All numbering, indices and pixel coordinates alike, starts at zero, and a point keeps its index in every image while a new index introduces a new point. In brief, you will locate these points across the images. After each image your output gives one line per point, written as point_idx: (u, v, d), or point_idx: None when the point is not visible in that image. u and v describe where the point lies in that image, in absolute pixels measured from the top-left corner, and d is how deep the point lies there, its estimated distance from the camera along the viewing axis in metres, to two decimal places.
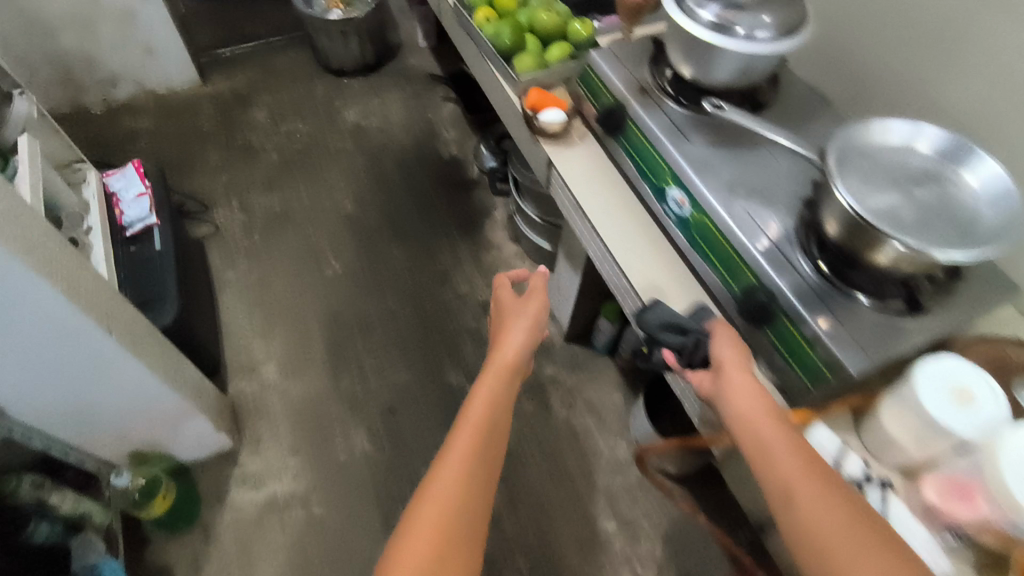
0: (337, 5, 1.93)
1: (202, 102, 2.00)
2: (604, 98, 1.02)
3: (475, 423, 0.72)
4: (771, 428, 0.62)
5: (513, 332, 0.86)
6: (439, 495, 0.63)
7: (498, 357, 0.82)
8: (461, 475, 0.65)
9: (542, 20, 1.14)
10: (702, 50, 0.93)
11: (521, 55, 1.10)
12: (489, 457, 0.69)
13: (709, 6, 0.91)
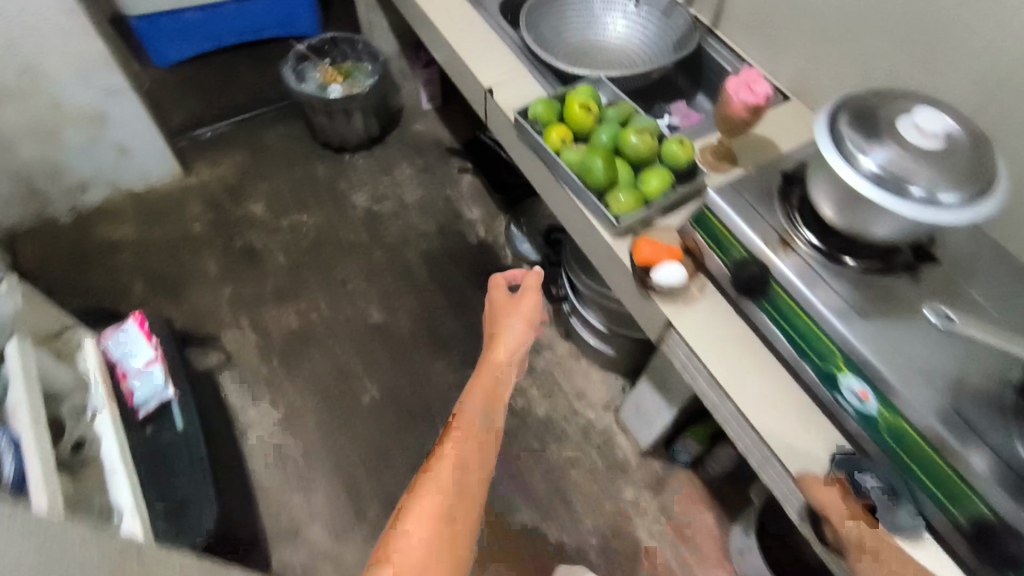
0: (335, 80, 1.73)
1: (189, 198, 1.76)
2: (734, 251, 0.85)
3: (473, 401, 0.82)
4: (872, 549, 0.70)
5: (499, 351, 0.89)
6: (446, 461, 0.72)
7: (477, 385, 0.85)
8: (460, 451, 0.74)
9: (632, 142, 0.96)
10: (863, 200, 0.77)
11: (615, 190, 0.93)
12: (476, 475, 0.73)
13: (873, 152, 0.75)
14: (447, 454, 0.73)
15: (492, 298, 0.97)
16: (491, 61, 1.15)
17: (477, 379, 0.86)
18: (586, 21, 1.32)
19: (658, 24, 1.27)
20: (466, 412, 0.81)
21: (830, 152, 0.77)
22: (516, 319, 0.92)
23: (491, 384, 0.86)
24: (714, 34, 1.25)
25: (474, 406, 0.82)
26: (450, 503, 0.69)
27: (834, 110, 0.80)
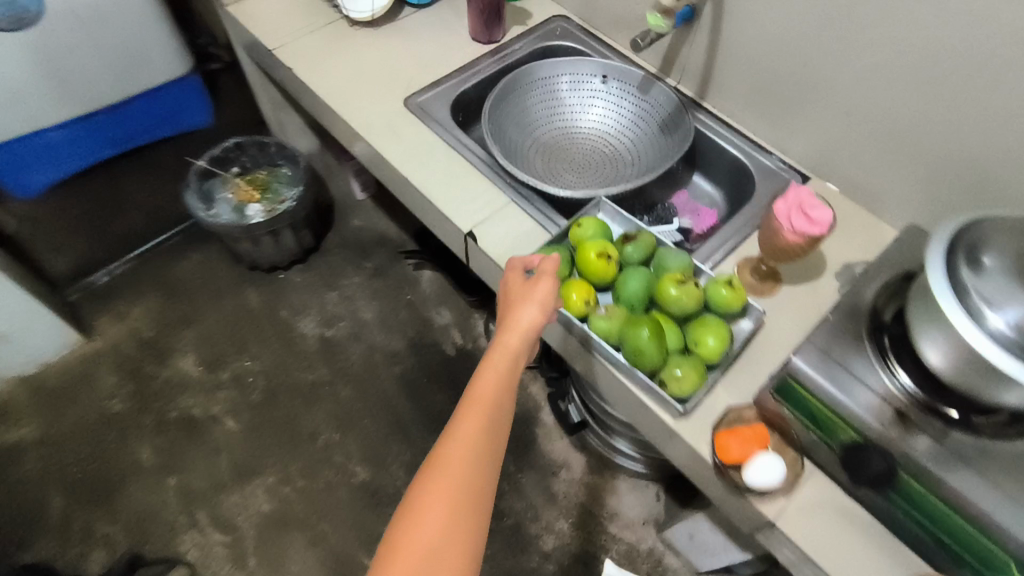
0: (252, 198, 1.45)
1: (100, 366, 1.45)
2: (844, 432, 0.69)
3: (477, 406, 0.65)
4: None
5: (508, 334, 0.70)
6: (432, 500, 0.58)
7: (479, 378, 0.67)
8: (452, 492, 0.59)
9: (674, 293, 0.78)
10: (981, 367, 0.62)
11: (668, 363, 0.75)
12: (472, 501, 0.59)
13: (1007, 310, 0.60)
14: (438, 489, 0.59)
15: (503, 282, 0.77)
16: (460, 197, 0.96)
17: (482, 367, 0.68)
18: (548, 106, 1.13)
19: (630, 102, 1.11)
20: (465, 422, 0.63)
21: (947, 297, 0.62)
22: (531, 301, 0.72)
23: (501, 379, 0.67)
24: (703, 106, 1.08)
25: (476, 407, 0.65)
26: (443, 539, 0.57)
27: (950, 242, 0.66)
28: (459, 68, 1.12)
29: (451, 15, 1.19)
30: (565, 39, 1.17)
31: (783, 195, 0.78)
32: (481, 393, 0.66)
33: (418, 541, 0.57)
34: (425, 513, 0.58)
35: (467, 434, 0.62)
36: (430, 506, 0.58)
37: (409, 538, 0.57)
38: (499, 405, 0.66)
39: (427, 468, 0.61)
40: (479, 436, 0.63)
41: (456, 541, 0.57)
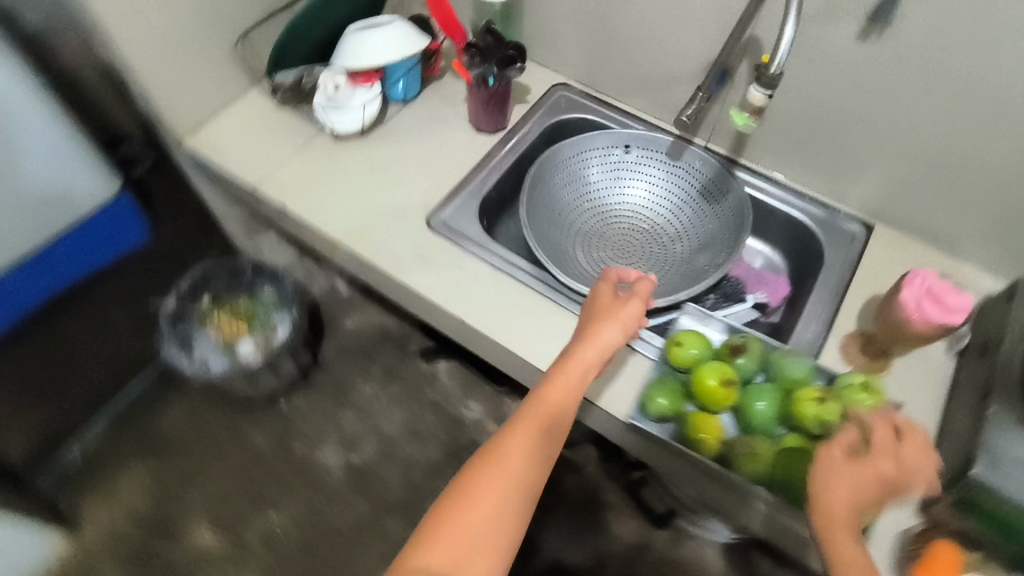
0: (239, 330, 1.28)
1: (101, 567, 1.25)
2: None
3: (545, 408, 0.69)
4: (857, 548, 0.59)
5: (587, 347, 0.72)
6: (485, 482, 0.65)
7: (556, 382, 0.70)
8: (502, 483, 0.65)
9: (814, 410, 0.71)
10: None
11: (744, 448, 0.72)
12: (515, 494, 0.65)
13: None
14: (491, 478, 0.65)
15: (592, 294, 0.78)
16: (528, 329, 0.84)
17: (557, 372, 0.71)
18: (573, 189, 1.03)
19: (659, 170, 1.03)
20: (527, 420, 0.69)
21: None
22: (618, 316, 0.74)
23: (574, 390, 0.70)
24: (740, 163, 1.01)
25: (541, 413, 0.69)
26: (484, 519, 0.63)
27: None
28: (471, 168, 0.99)
29: (441, 104, 1.06)
30: (572, 110, 1.07)
31: (908, 279, 0.72)
32: (551, 398, 0.70)
33: (462, 518, 0.63)
34: (477, 495, 0.64)
35: (527, 436, 0.68)
36: (482, 487, 0.65)
37: (455, 513, 0.64)
38: (565, 413, 0.70)
39: (485, 453, 0.67)
40: (535, 438, 0.68)
41: (494, 525, 0.63)
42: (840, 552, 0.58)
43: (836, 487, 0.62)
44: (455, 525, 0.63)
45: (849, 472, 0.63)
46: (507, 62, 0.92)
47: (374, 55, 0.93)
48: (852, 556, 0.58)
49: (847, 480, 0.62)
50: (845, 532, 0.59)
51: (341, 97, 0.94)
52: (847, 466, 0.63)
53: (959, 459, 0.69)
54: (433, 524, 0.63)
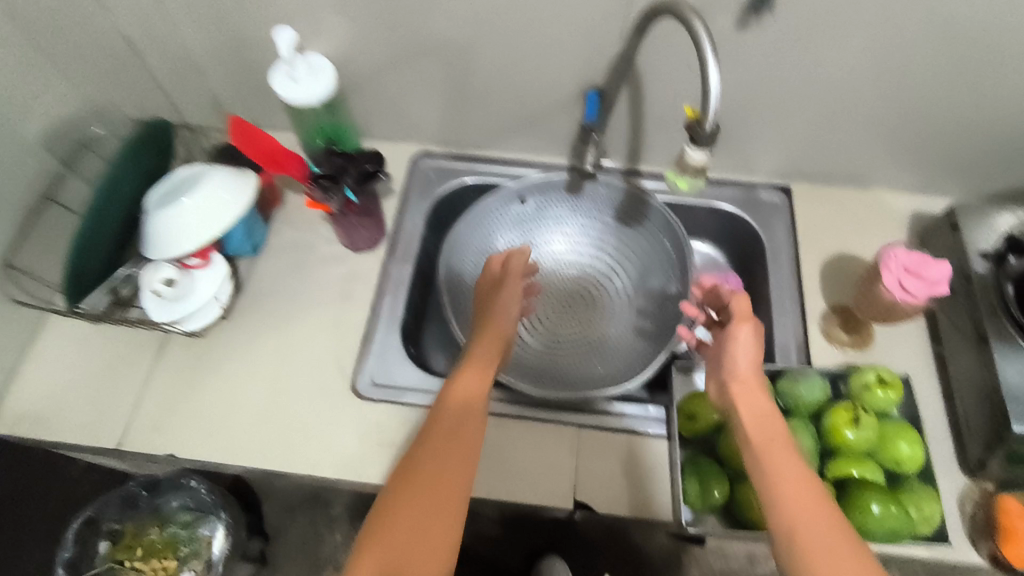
0: None
1: None
2: None
3: (465, 411, 0.60)
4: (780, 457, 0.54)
5: (481, 349, 0.68)
6: (420, 499, 0.52)
7: (462, 384, 0.63)
8: (432, 489, 0.53)
9: (854, 436, 0.67)
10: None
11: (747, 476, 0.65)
12: (448, 509, 0.52)
13: None
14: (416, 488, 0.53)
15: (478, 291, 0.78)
16: (529, 470, 0.73)
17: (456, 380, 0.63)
18: None
19: (565, 210, 0.92)
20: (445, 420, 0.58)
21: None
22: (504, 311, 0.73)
23: (478, 392, 0.62)
24: (642, 170, 0.92)
25: (451, 413, 0.59)
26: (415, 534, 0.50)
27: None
28: (371, 299, 0.83)
29: (300, 235, 0.87)
30: (446, 180, 0.92)
31: (886, 263, 0.68)
32: (458, 403, 0.61)
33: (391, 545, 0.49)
34: (404, 513, 0.51)
35: (442, 438, 0.57)
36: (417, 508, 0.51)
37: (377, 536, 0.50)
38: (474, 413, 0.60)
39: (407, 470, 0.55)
40: (444, 467, 0.54)
41: (428, 533, 0.50)
42: (759, 430, 0.57)
43: (742, 367, 0.63)
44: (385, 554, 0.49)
45: (739, 339, 0.65)
46: (365, 179, 0.76)
47: (198, 219, 0.74)
48: (768, 436, 0.56)
49: (750, 352, 0.63)
50: (762, 416, 0.58)
51: (183, 284, 0.76)
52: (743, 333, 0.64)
53: (994, 412, 0.68)
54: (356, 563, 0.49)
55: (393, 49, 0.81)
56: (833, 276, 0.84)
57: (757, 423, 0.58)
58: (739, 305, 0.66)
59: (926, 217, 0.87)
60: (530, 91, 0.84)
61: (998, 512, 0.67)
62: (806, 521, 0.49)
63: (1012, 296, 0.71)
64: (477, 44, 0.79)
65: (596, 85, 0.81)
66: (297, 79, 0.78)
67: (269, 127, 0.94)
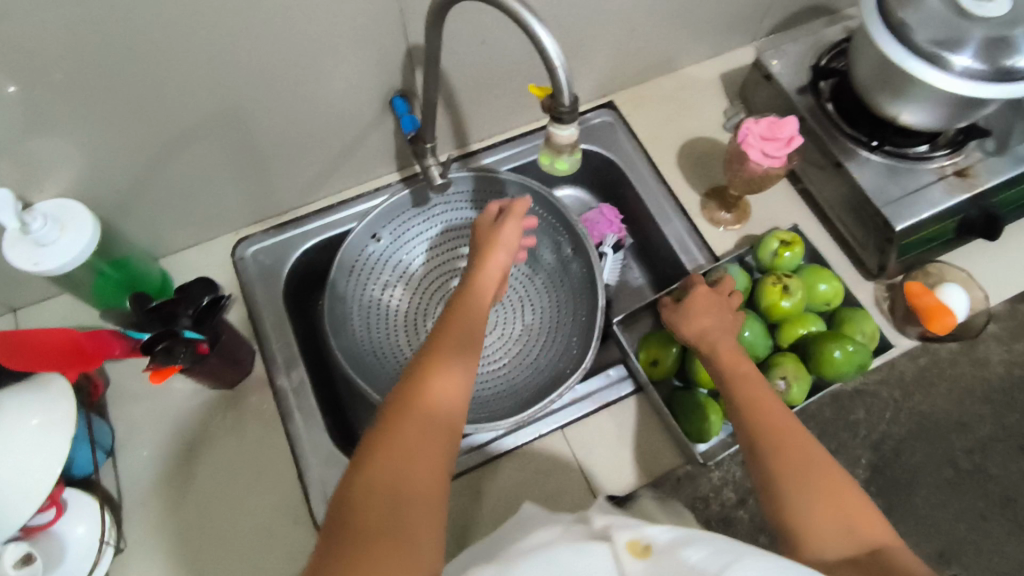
0: None
1: None
2: (947, 224, 0.75)
3: (464, 341, 0.55)
4: (763, 388, 0.60)
5: (488, 269, 0.64)
6: (432, 402, 0.50)
7: (468, 301, 0.60)
8: (429, 419, 0.49)
9: (788, 302, 0.70)
10: (966, 105, 0.67)
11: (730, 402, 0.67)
12: (438, 446, 0.48)
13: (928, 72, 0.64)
14: (416, 415, 0.49)
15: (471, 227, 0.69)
16: (542, 496, 0.68)
17: (458, 307, 0.59)
18: (377, 321, 0.83)
19: (421, 224, 0.85)
20: (447, 349, 0.54)
21: (921, 66, 0.65)
22: (501, 229, 0.66)
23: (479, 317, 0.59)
24: (475, 149, 0.87)
25: (448, 338, 0.54)
26: (416, 458, 0.47)
27: (889, 30, 0.67)
28: (281, 423, 0.71)
29: (158, 401, 0.71)
30: (284, 256, 0.79)
31: (744, 142, 0.70)
32: (452, 334, 0.55)
33: (400, 437, 0.47)
34: (395, 457, 0.46)
35: (428, 377, 0.51)
36: (426, 416, 0.49)
37: (393, 432, 0.47)
38: (471, 330, 0.57)
39: (412, 390, 0.50)
40: (442, 400, 0.50)
41: (427, 459, 0.47)
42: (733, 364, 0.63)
43: (724, 344, 0.64)
44: (396, 449, 0.47)
45: (701, 297, 0.68)
46: (207, 310, 0.63)
47: (26, 467, 0.56)
48: (745, 366, 0.62)
49: (708, 313, 0.67)
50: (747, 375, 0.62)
51: (44, 549, 0.58)
52: (707, 312, 0.67)
53: (869, 223, 0.76)
54: (372, 457, 0.46)
55: (155, 143, 0.67)
56: (689, 165, 0.87)
57: (735, 369, 0.62)
58: (699, 283, 0.71)
59: (732, 76, 0.93)
60: (330, 122, 0.74)
61: (908, 298, 0.75)
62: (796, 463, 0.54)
63: (834, 115, 0.78)
64: (253, 98, 0.67)
65: (398, 88, 0.73)
66: (49, 243, 0.60)
67: (41, 301, 0.74)
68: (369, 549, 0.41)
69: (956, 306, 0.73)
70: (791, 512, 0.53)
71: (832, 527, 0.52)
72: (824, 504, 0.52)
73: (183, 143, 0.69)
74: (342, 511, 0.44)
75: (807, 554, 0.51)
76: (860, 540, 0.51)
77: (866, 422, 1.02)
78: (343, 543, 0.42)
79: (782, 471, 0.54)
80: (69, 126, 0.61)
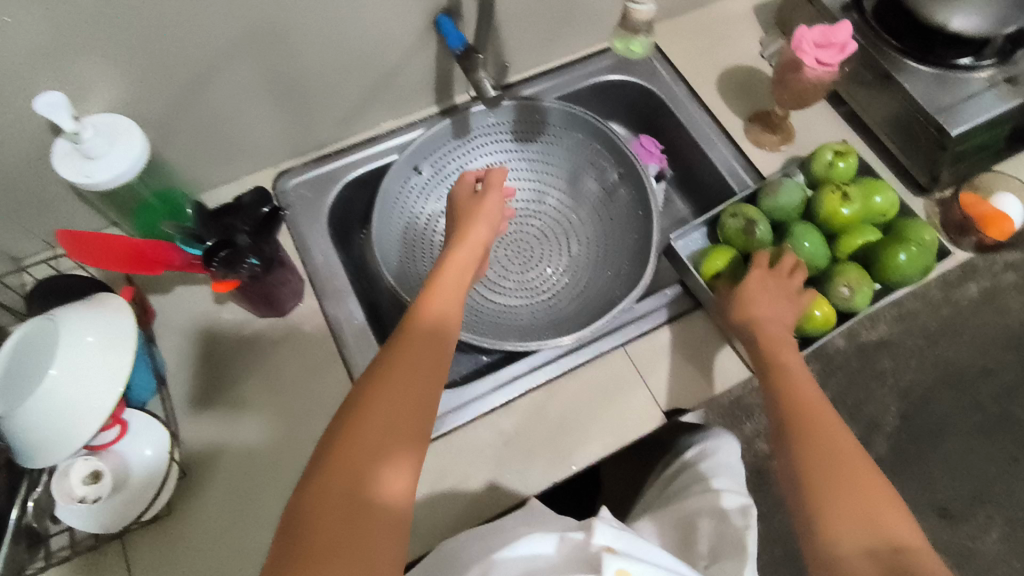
0: None
1: None
2: (999, 132, 0.75)
3: (437, 324, 0.53)
4: (790, 359, 0.61)
5: (462, 251, 0.61)
6: (402, 397, 0.47)
7: (436, 289, 0.56)
8: (396, 403, 0.46)
9: (847, 209, 0.70)
10: None
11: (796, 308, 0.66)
12: (406, 434, 0.45)
13: None
14: (381, 397, 0.46)
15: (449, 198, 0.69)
16: (607, 411, 0.67)
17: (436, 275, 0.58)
18: (425, 255, 0.81)
19: (463, 157, 0.83)
20: (421, 330, 0.52)
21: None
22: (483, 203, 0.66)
23: (453, 306, 0.56)
24: (514, 82, 0.86)
25: (421, 321, 0.52)
26: (379, 447, 0.44)
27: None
28: (336, 352, 0.69)
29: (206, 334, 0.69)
30: (326, 189, 0.78)
31: (798, 49, 0.69)
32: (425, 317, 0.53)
33: (365, 435, 0.44)
34: (354, 450, 0.44)
35: (400, 357, 0.49)
36: (394, 408, 0.46)
37: (355, 430, 0.45)
38: (442, 320, 0.54)
39: (378, 372, 0.48)
40: (409, 385, 0.47)
41: (392, 446, 0.45)
42: (772, 344, 0.62)
43: (768, 328, 0.63)
44: (362, 449, 0.44)
45: (760, 283, 0.66)
46: (267, 223, 0.61)
47: (92, 379, 0.54)
48: (783, 342, 0.62)
49: (766, 303, 0.65)
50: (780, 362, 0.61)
51: (108, 463, 0.56)
52: (758, 296, 0.65)
53: (920, 135, 0.75)
54: (336, 456, 0.43)
55: (197, 62, 0.64)
56: (731, 92, 0.86)
57: (776, 356, 0.62)
58: (762, 261, 0.67)
59: (768, 6, 0.92)
60: (373, 44, 0.72)
61: (961, 208, 0.75)
62: (820, 460, 0.53)
63: (879, 29, 0.77)
64: (299, 14, 0.65)
65: (444, 7, 0.71)
66: (99, 156, 0.58)
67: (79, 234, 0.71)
68: (324, 559, 0.39)
69: (1006, 211, 0.75)
70: (815, 507, 0.51)
71: (850, 521, 0.50)
72: (841, 501, 0.51)
73: (226, 63, 0.66)
74: (299, 514, 0.42)
75: (821, 545, 0.50)
76: (885, 535, 0.49)
77: (907, 355, 1.02)
78: (298, 548, 0.40)
79: (813, 471, 0.53)
80: (113, 38, 0.58)
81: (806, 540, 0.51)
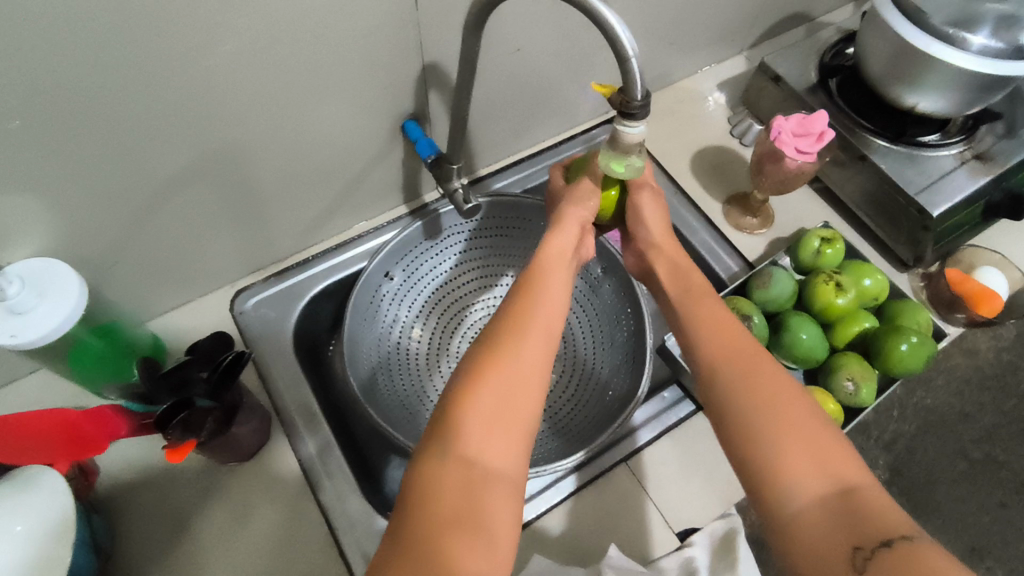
0: None
1: None
2: (975, 209, 0.74)
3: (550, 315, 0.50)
4: (705, 304, 0.55)
5: (560, 235, 0.57)
6: (523, 385, 0.45)
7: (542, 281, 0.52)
8: (514, 395, 0.44)
9: (838, 297, 0.68)
10: (979, 92, 0.66)
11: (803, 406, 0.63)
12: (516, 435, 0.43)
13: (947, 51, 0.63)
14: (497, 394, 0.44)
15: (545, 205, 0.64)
16: (617, 531, 0.62)
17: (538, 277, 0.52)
18: (400, 369, 0.76)
19: (433, 257, 0.79)
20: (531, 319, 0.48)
21: (946, 51, 0.63)
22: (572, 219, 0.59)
23: (561, 297, 0.52)
24: (483, 174, 0.83)
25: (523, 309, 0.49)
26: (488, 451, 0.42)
27: (907, 17, 0.66)
28: (310, 486, 0.62)
29: (162, 487, 0.62)
30: (290, 306, 0.72)
31: (777, 139, 0.68)
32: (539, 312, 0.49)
33: (479, 428, 0.42)
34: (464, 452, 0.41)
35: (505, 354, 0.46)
36: (516, 395, 0.44)
37: (474, 412, 0.43)
38: (555, 312, 0.50)
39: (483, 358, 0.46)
40: (522, 376, 0.45)
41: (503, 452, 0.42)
42: (680, 285, 0.59)
43: (652, 230, 0.63)
44: (485, 435, 0.42)
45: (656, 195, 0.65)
46: (228, 372, 0.55)
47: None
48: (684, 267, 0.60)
49: (658, 212, 0.64)
50: (675, 267, 0.61)
51: None
52: (658, 213, 0.64)
53: (898, 215, 0.75)
54: (462, 434, 0.42)
55: (145, 192, 0.58)
56: (705, 171, 0.85)
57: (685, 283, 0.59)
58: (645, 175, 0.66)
59: (731, 84, 0.92)
60: (337, 155, 0.68)
61: (951, 287, 0.75)
62: (765, 398, 0.47)
63: (847, 111, 0.77)
64: (258, 133, 0.60)
65: (410, 117, 0.68)
66: (27, 311, 0.50)
67: (12, 380, 0.64)
68: (440, 544, 0.38)
69: (1000, 289, 0.74)
70: (761, 462, 0.44)
71: (808, 467, 0.43)
72: (792, 437, 0.45)
73: (175, 190, 0.60)
74: (411, 500, 0.40)
75: (772, 499, 0.43)
76: (840, 480, 0.43)
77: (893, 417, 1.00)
78: (412, 531, 0.38)
79: (749, 409, 0.47)
80: (48, 181, 0.52)
81: (755, 499, 0.44)
